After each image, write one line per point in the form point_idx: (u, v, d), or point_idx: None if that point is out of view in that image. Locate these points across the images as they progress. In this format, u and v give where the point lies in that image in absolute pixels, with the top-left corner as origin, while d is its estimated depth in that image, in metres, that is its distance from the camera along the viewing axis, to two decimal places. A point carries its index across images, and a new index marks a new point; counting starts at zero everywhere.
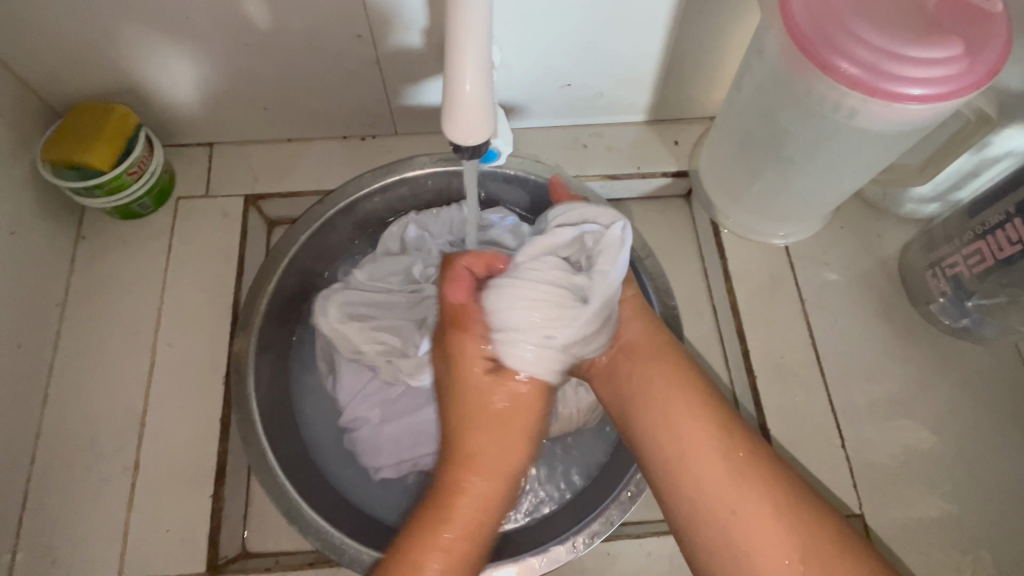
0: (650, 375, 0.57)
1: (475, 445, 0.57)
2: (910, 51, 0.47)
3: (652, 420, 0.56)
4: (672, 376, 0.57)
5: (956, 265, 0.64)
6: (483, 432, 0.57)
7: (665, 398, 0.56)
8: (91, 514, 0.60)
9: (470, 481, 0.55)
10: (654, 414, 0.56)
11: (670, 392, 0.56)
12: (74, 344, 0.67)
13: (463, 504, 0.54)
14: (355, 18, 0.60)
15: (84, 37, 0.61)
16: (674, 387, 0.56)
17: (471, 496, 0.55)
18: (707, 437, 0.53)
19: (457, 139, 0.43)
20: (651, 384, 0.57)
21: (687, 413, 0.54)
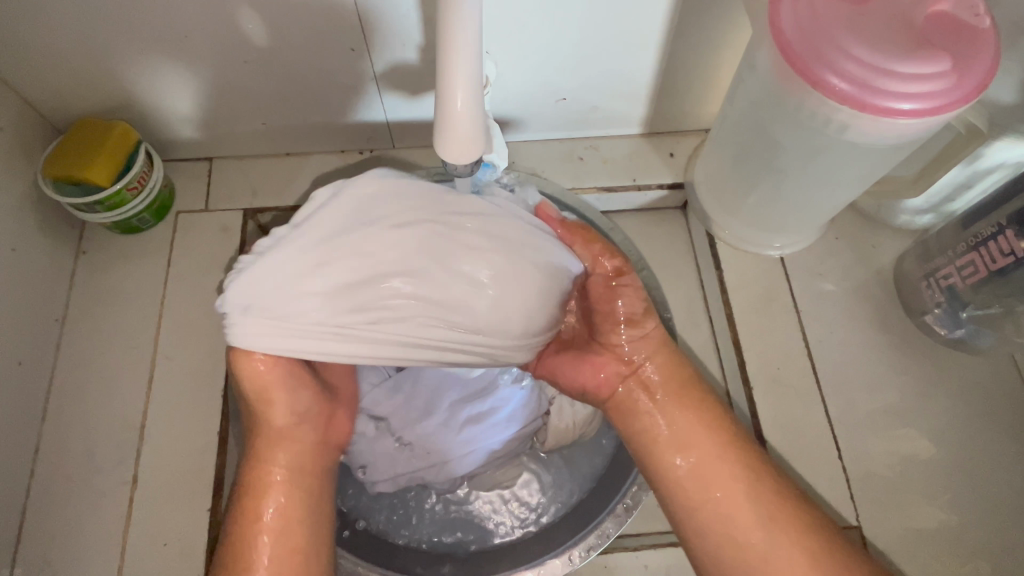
0: (677, 423, 0.56)
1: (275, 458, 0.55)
2: (898, 67, 0.48)
3: (686, 477, 0.54)
4: (693, 413, 0.56)
5: (949, 276, 0.64)
6: (281, 442, 0.56)
7: (687, 436, 0.55)
8: (89, 528, 0.61)
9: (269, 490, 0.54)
10: (675, 453, 0.55)
11: (700, 443, 0.55)
12: (74, 357, 0.67)
13: (266, 509, 0.54)
14: (351, 34, 0.61)
15: (85, 55, 0.62)
16: (696, 424, 0.56)
17: (274, 506, 0.54)
18: (742, 491, 0.52)
19: (449, 156, 0.43)
20: (679, 436, 0.55)
21: (708, 451, 0.55)
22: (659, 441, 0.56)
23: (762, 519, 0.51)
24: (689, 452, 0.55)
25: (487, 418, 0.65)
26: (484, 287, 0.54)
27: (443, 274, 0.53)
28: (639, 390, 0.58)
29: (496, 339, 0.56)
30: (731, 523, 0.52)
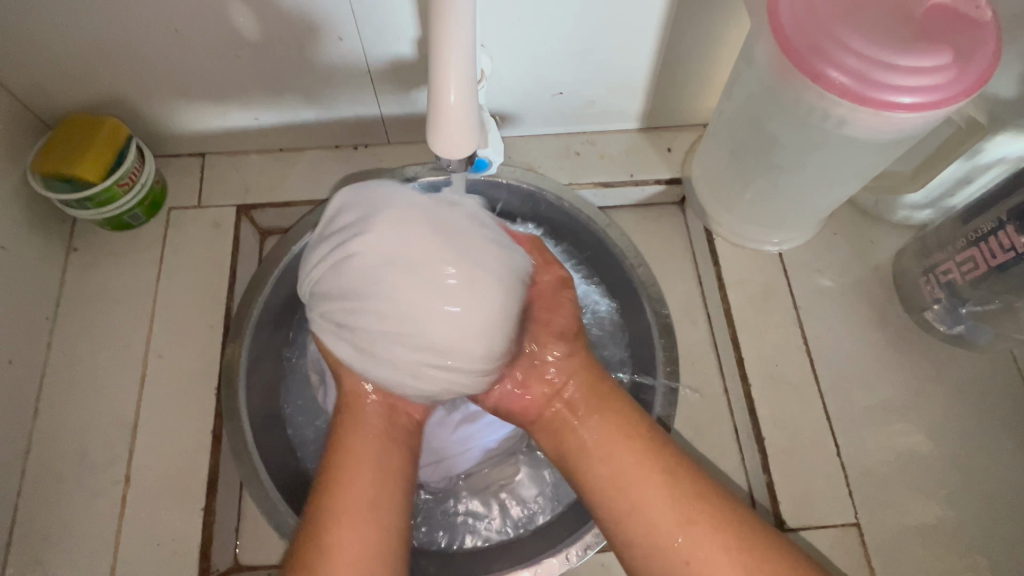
0: (598, 430, 0.55)
1: (353, 456, 0.53)
2: (898, 60, 0.47)
3: (605, 480, 0.53)
4: (605, 414, 0.56)
5: (949, 271, 0.64)
6: (364, 440, 0.55)
7: (597, 440, 0.55)
8: (82, 528, 0.60)
9: (349, 484, 0.51)
10: (591, 458, 0.54)
11: (620, 445, 0.54)
12: (65, 355, 0.66)
13: (348, 506, 0.50)
14: (344, 28, 0.60)
15: (73, 50, 0.61)
16: (608, 428, 0.55)
17: (358, 495, 0.51)
18: (662, 490, 0.50)
19: (442, 152, 0.42)
20: (601, 444, 0.54)
21: (623, 450, 0.53)
22: (582, 451, 0.55)
23: (676, 513, 0.49)
24: (612, 462, 0.53)
25: (478, 418, 0.66)
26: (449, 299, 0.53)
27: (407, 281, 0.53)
28: (565, 412, 0.57)
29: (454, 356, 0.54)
30: (653, 529, 0.49)
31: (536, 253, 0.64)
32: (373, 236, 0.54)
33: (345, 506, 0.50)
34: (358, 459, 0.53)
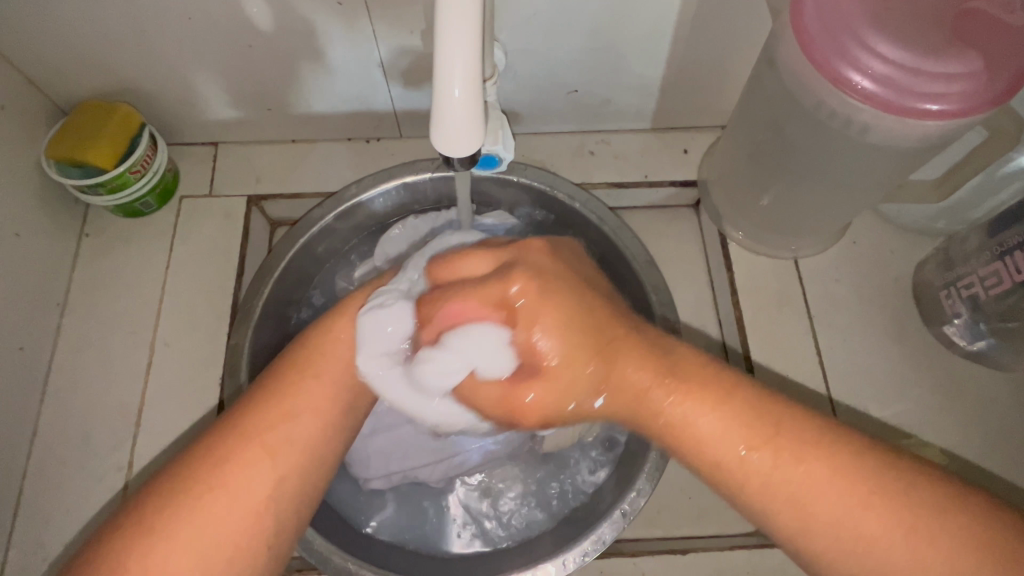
0: (772, 471, 0.42)
1: (329, 345, 0.52)
2: (926, 64, 0.45)
3: (788, 518, 0.42)
4: (772, 452, 0.43)
5: (972, 285, 0.62)
6: (334, 349, 0.52)
7: (767, 478, 0.43)
8: (84, 513, 0.61)
9: (304, 394, 0.48)
10: (748, 480, 0.43)
11: (798, 480, 0.42)
12: (74, 340, 0.67)
13: (310, 383, 0.49)
14: (358, 22, 0.60)
15: (91, 39, 0.61)
16: (779, 460, 0.42)
17: (326, 374, 0.50)
18: (869, 521, 0.40)
19: (445, 149, 0.40)
20: (782, 489, 0.42)
21: (806, 480, 0.41)
22: (728, 474, 0.44)
23: (891, 541, 0.39)
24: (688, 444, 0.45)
25: None
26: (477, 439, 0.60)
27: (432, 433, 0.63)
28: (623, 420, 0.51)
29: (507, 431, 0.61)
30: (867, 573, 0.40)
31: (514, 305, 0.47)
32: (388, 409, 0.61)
33: (299, 413, 0.48)
34: (319, 376, 0.50)
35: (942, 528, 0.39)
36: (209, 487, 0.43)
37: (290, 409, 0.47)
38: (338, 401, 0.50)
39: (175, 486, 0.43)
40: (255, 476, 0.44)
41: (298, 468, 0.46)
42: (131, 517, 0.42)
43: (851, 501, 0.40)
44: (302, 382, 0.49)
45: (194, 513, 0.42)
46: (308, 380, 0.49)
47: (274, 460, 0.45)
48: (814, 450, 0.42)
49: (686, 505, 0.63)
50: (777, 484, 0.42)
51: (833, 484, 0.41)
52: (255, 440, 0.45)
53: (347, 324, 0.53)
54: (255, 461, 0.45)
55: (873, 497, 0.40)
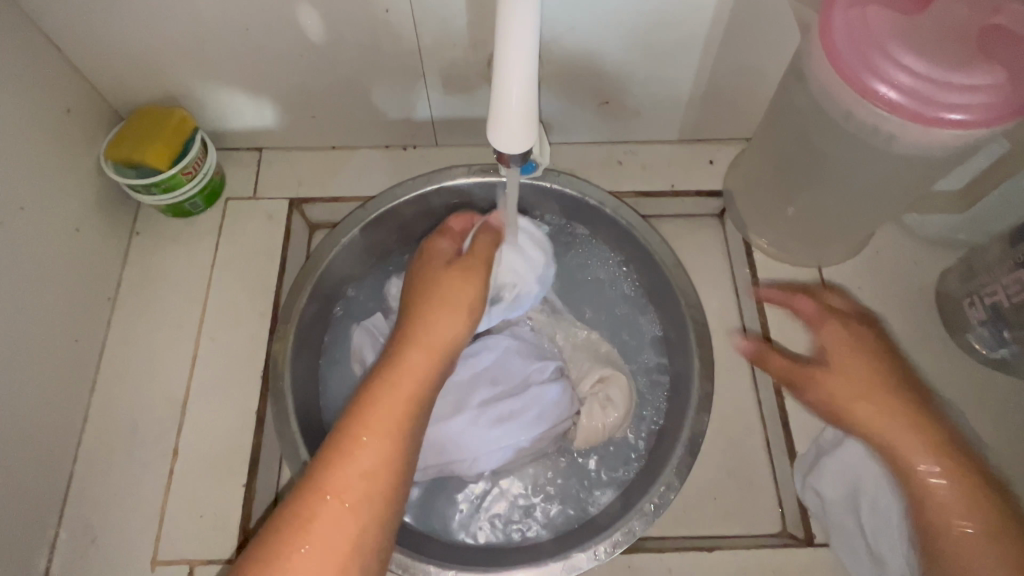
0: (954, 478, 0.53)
1: (388, 391, 0.52)
2: (952, 77, 0.48)
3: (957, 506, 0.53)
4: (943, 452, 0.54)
5: (995, 293, 0.63)
6: (392, 393, 0.52)
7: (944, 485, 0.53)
8: (130, 497, 0.63)
9: (389, 413, 0.51)
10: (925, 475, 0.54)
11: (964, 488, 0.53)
12: (124, 331, 0.70)
13: (374, 428, 0.49)
14: (405, 34, 0.63)
15: (154, 49, 0.65)
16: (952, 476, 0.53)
17: (389, 418, 0.50)
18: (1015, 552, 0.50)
19: (500, 147, 0.43)
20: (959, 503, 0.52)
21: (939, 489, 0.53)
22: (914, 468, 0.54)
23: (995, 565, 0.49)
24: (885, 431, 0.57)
25: (516, 420, 0.63)
26: None
27: None
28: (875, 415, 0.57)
29: None
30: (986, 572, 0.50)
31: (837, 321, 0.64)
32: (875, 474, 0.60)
33: (364, 462, 0.48)
34: (379, 421, 0.50)
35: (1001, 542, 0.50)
36: (294, 550, 0.43)
37: (382, 415, 0.50)
38: (402, 441, 0.50)
39: (288, 514, 0.45)
40: (361, 483, 0.47)
41: (400, 470, 0.49)
42: (261, 537, 0.45)
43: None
44: (383, 400, 0.51)
45: (310, 526, 0.44)
46: (386, 401, 0.51)
47: (377, 466, 0.48)
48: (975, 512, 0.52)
49: (712, 505, 0.64)
50: (946, 499, 0.53)
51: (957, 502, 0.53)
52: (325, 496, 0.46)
53: (410, 371, 0.54)
54: (354, 480, 0.47)
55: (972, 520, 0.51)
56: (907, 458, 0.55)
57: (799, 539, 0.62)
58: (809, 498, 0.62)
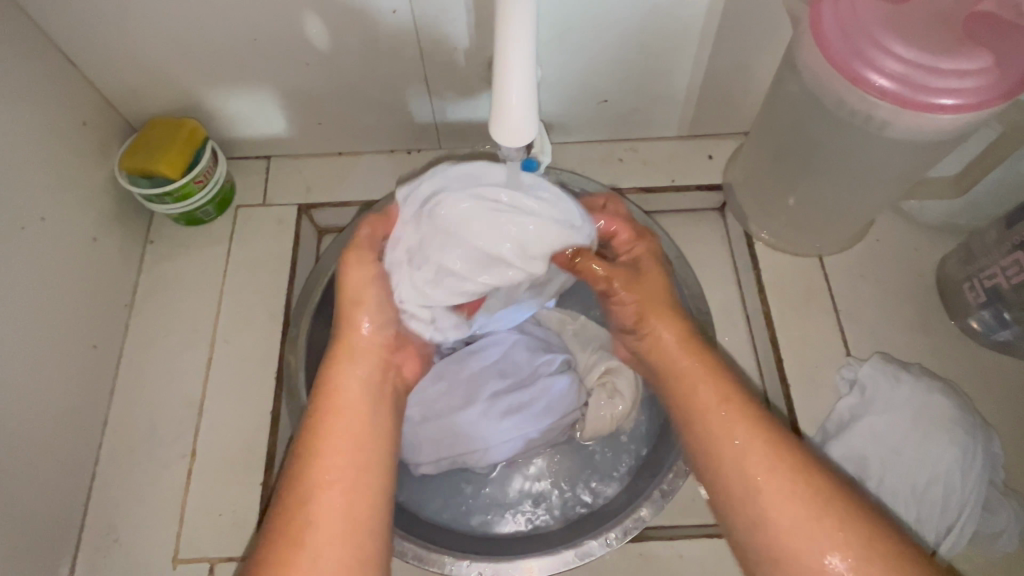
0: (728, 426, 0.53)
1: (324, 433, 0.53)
2: (940, 62, 0.49)
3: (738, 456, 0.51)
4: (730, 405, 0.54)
5: (994, 276, 0.64)
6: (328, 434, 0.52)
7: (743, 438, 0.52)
8: (149, 497, 0.64)
9: (333, 448, 0.52)
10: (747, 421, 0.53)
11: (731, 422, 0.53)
12: (141, 337, 0.72)
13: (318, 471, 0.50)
14: (407, 40, 0.65)
15: (164, 61, 0.67)
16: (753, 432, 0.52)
17: (327, 457, 0.51)
18: (789, 492, 0.48)
19: (502, 141, 0.45)
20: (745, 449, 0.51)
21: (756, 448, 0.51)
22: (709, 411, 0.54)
23: (804, 512, 0.47)
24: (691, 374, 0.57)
25: (525, 411, 0.65)
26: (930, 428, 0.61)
27: (906, 455, 0.60)
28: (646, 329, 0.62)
29: (929, 435, 0.61)
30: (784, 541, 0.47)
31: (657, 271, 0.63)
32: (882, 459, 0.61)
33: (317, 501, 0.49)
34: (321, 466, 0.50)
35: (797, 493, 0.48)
36: None
37: (325, 457, 0.51)
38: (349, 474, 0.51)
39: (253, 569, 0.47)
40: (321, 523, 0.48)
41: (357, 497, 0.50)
42: None
43: (802, 508, 0.47)
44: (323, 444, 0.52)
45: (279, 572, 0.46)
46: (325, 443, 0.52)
47: (336, 501, 0.49)
48: (798, 474, 0.49)
49: None
50: (761, 472, 0.50)
51: (774, 467, 0.50)
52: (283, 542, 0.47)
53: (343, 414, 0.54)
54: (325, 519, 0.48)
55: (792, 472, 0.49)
56: (692, 400, 0.56)
57: None
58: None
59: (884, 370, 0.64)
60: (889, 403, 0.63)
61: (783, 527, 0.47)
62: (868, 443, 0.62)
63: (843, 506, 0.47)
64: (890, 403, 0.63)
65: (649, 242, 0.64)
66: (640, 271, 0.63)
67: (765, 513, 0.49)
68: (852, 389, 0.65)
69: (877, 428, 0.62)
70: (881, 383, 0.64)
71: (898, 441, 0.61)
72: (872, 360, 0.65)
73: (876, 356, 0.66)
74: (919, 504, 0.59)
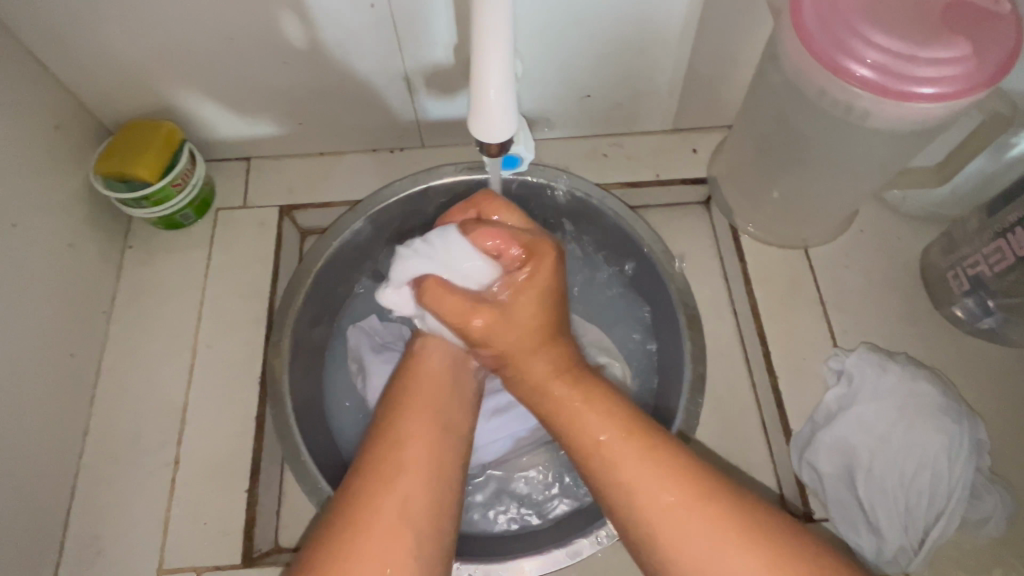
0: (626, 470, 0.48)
1: (405, 421, 0.55)
2: (919, 53, 0.49)
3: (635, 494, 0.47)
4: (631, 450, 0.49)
5: (977, 264, 0.64)
6: (411, 420, 0.55)
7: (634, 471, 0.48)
8: (133, 508, 0.63)
9: (412, 441, 0.53)
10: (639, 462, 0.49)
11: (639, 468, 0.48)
12: (121, 344, 0.70)
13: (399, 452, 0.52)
14: (387, 36, 0.64)
15: (139, 62, 0.66)
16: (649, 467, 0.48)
17: (410, 442, 0.53)
18: (700, 528, 0.44)
19: (482, 138, 0.44)
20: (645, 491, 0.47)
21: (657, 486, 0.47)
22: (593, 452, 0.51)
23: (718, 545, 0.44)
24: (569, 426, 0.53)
25: (511, 409, 0.67)
26: (917, 420, 0.61)
27: (893, 448, 0.60)
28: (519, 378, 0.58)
29: (916, 427, 0.60)
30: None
31: (541, 287, 0.56)
32: (869, 452, 0.60)
33: (398, 477, 0.50)
34: (405, 445, 0.52)
35: (720, 522, 0.45)
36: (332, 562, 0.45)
37: (407, 444, 0.53)
38: (434, 464, 0.52)
39: (333, 535, 0.47)
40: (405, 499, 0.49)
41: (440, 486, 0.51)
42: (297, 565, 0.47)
43: (716, 546, 0.44)
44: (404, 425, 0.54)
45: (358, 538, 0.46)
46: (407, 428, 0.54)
47: (422, 480, 0.51)
48: (715, 508, 0.45)
49: None
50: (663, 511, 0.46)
51: (678, 505, 0.46)
52: (358, 510, 0.48)
53: (425, 403, 0.56)
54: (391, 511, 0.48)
55: (709, 510, 0.45)
56: (588, 438, 0.51)
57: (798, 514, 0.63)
58: (805, 474, 0.62)
59: (868, 362, 0.65)
60: (873, 395, 0.63)
61: (703, 573, 0.44)
62: (855, 436, 0.61)
63: (779, 538, 0.44)
64: (874, 393, 0.63)
65: (538, 260, 0.56)
66: (508, 307, 0.55)
67: (675, 554, 0.45)
68: (839, 379, 0.65)
69: (863, 421, 0.62)
70: (867, 374, 0.64)
71: (885, 434, 0.61)
72: (856, 352, 0.66)
73: (862, 346, 0.67)
74: (907, 495, 0.59)
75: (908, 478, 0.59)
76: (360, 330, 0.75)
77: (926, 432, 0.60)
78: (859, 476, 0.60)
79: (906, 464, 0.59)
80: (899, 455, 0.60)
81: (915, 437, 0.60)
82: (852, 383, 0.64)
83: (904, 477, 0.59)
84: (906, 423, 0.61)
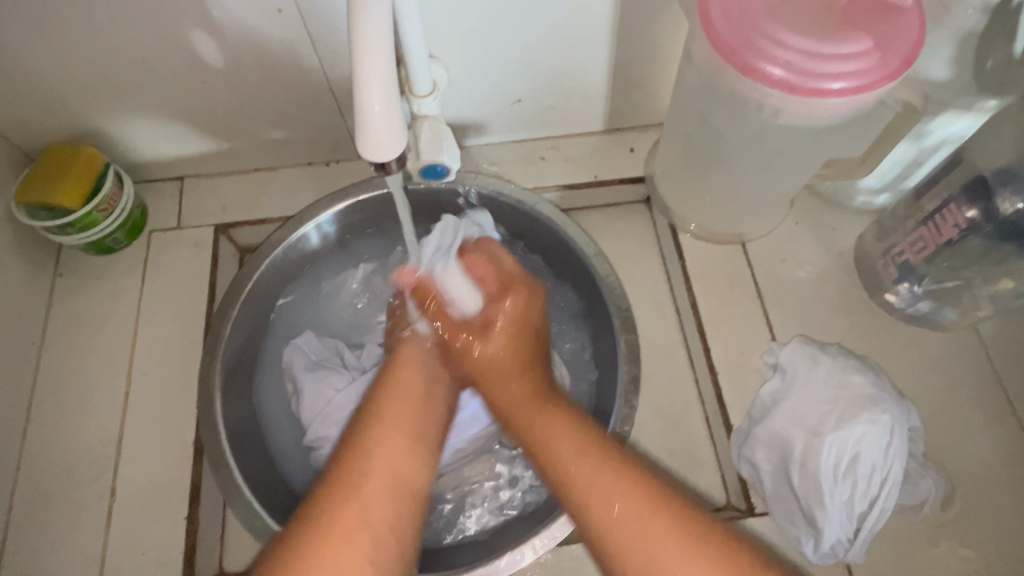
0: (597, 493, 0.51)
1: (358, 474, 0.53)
2: (822, 49, 0.49)
3: (617, 523, 0.50)
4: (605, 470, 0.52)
5: (903, 251, 0.66)
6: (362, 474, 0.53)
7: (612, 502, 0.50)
8: (69, 542, 0.62)
9: (365, 496, 0.52)
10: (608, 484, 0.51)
11: (622, 493, 0.51)
12: (53, 375, 0.69)
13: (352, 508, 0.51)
14: (304, 51, 0.63)
15: (52, 88, 0.65)
16: (626, 491, 0.50)
17: (363, 498, 0.51)
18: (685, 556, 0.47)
19: (369, 155, 0.43)
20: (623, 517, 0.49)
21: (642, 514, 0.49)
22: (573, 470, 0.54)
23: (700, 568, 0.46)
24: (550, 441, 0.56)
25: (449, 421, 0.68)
26: (853, 414, 0.60)
27: (830, 443, 0.60)
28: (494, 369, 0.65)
29: (851, 420, 0.60)
30: None
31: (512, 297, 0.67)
32: (805, 446, 0.60)
33: (348, 539, 0.49)
34: (360, 501, 0.51)
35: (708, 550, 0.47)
36: None
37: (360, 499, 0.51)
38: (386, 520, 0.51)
39: None
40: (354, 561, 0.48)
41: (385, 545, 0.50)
42: None
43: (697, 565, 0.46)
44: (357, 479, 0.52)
45: None
46: (361, 483, 0.52)
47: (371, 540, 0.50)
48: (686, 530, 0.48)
49: None
50: (642, 538, 0.48)
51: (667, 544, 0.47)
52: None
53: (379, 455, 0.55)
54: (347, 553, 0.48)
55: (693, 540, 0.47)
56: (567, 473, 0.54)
57: (741, 509, 0.63)
58: (744, 469, 0.63)
59: (802, 356, 0.65)
60: (808, 389, 0.63)
61: None
62: (792, 430, 0.62)
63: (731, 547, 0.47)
64: (809, 386, 0.63)
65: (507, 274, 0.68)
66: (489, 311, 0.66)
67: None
68: (775, 373, 0.66)
69: (800, 415, 0.62)
70: (800, 369, 0.64)
71: (821, 428, 0.60)
72: (788, 346, 0.66)
73: (795, 339, 0.67)
74: (844, 487, 0.59)
75: (844, 470, 0.59)
76: (298, 347, 0.75)
77: (862, 427, 0.60)
78: (797, 471, 0.60)
79: (842, 457, 0.59)
80: (835, 448, 0.59)
81: (851, 431, 0.59)
82: (787, 377, 0.65)
83: (841, 470, 0.59)
84: (841, 416, 0.61)
